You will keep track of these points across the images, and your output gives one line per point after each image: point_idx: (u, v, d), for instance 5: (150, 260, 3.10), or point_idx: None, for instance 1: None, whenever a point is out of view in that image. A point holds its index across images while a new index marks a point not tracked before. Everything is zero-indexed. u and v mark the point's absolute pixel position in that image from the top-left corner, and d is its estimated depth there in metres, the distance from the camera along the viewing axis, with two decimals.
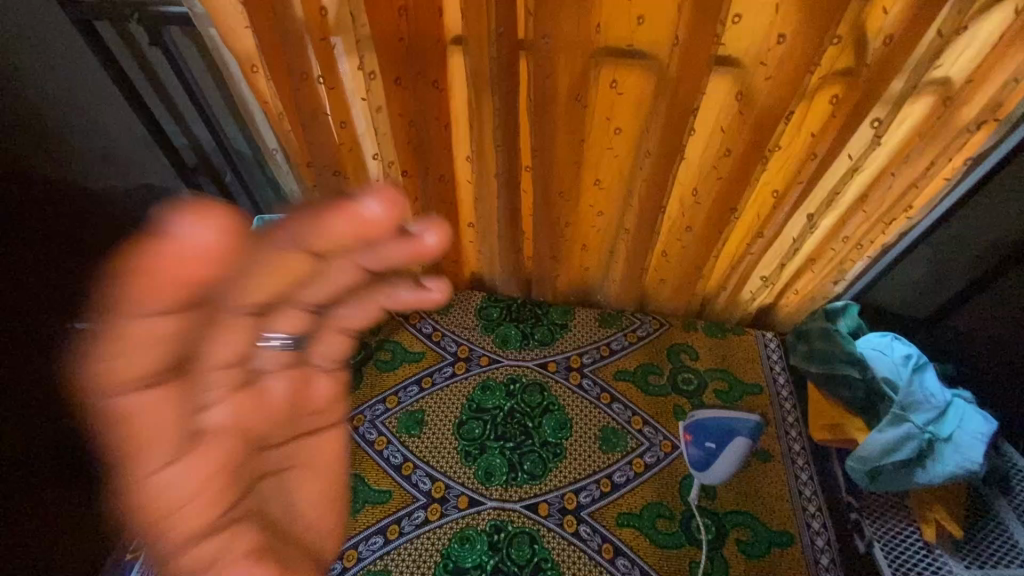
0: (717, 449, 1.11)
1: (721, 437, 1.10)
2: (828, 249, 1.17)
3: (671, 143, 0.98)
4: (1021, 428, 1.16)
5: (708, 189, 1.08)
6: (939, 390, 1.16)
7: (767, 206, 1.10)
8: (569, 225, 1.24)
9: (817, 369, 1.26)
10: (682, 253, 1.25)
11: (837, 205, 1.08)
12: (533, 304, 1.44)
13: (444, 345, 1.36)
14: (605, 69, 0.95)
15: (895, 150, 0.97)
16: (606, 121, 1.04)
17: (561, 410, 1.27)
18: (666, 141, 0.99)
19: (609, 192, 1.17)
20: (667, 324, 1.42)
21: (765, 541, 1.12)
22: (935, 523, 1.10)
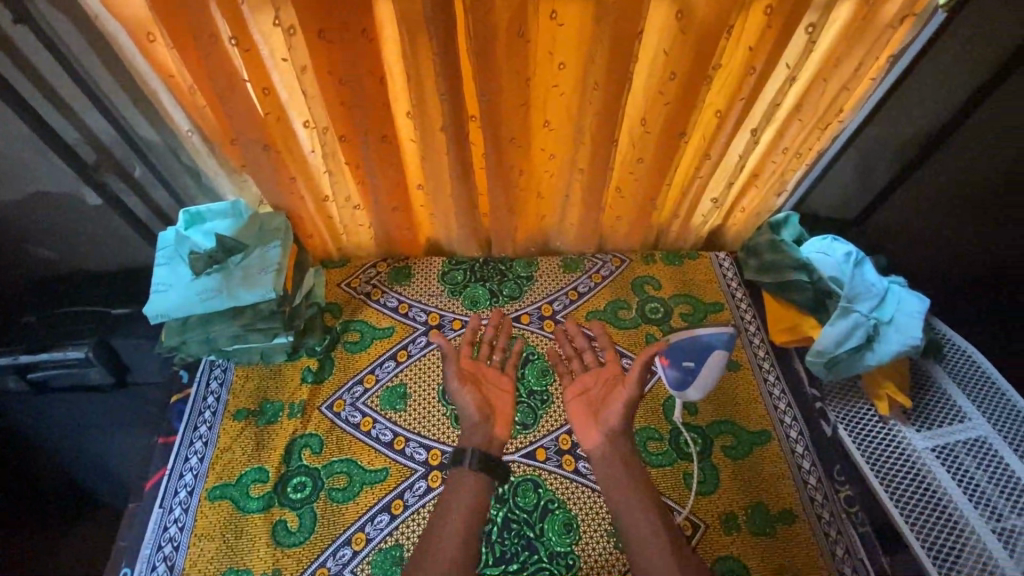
0: (696, 365, 1.16)
1: (699, 354, 1.16)
2: (768, 164, 1.23)
3: (619, 70, 0.96)
4: (947, 302, 1.31)
5: (656, 117, 1.08)
6: (877, 280, 1.27)
7: (711, 129, 1.13)
8: (523, 172, 1.22)
9: (770, 280, 1.35)
10: (637, 187, 1.26)
11: (777, 118, 1.12)
12: (496, 261, 1.42)
13: (413, 315, 1.32)
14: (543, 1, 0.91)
15: (825, 55, 1.01)
16: (549, 58, 1.00)
17: (541, 357, 1.28)
18: (612, 71, 0.97)
19: (559, 134, 1.15)
20: (628, 260, 1.45)
21: (747, 443, 1.20)
22: (886, 397, 1.23)
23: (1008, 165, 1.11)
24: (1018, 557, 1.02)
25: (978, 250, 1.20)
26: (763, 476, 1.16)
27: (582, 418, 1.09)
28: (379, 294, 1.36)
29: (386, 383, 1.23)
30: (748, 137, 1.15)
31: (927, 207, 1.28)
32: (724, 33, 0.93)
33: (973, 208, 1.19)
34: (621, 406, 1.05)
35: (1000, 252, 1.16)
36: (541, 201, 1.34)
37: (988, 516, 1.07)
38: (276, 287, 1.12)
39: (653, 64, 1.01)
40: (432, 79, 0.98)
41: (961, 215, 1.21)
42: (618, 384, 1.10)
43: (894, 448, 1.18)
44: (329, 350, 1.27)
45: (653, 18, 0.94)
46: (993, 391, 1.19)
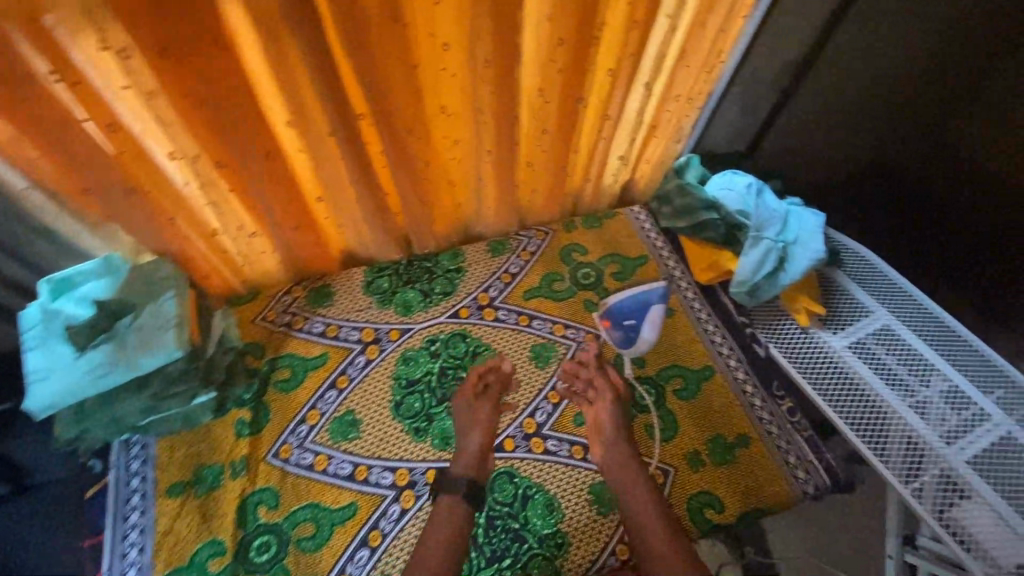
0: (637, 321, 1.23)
1: (638, 310, 1.23)
2: (665, 114, 1.26)
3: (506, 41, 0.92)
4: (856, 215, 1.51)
5: (553, 85, 1.06)
6: (779, 205, 1.35)
7: (610, 90, 1.12)
8: (428, 163, 1.15)
9: (685, 223, 1.40)
10: (545, 158, 1.25)
11: (666, 70, 1.14)
12: (420, 261, 1.37)
13: (345, 335, 1.24)
14: None
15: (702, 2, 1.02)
16: (430, 38, 0.91)
17: (488, 348, 1.25)
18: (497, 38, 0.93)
19: (460, 119, 1.08)
20: (550, 231, 1.46)
21: (695, 381, 1.25)
22: (804, 310, 1.33)
23: (889, 85, 1.25)
24: (933, 423, 1.19)
25: (894, 178, 1.39)
26: (715, 409, 1.21)
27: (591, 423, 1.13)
28: (302, 321, 1.26)
29: (332, 414, 1.15)
30: (643, 92, 1.16)
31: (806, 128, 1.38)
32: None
33: (888, 142, 1.36)
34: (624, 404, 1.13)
35: (911, 173, 1.36)
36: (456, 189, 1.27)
37: (902, 393, 1.23)
38: (180, 344, 0.99)
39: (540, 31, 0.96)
40: (306, 81, 0.87)
41: (877, 150, 1.38)
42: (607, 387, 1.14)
43: (820, 352, 1.30)
44: (261, 396, 1.16)
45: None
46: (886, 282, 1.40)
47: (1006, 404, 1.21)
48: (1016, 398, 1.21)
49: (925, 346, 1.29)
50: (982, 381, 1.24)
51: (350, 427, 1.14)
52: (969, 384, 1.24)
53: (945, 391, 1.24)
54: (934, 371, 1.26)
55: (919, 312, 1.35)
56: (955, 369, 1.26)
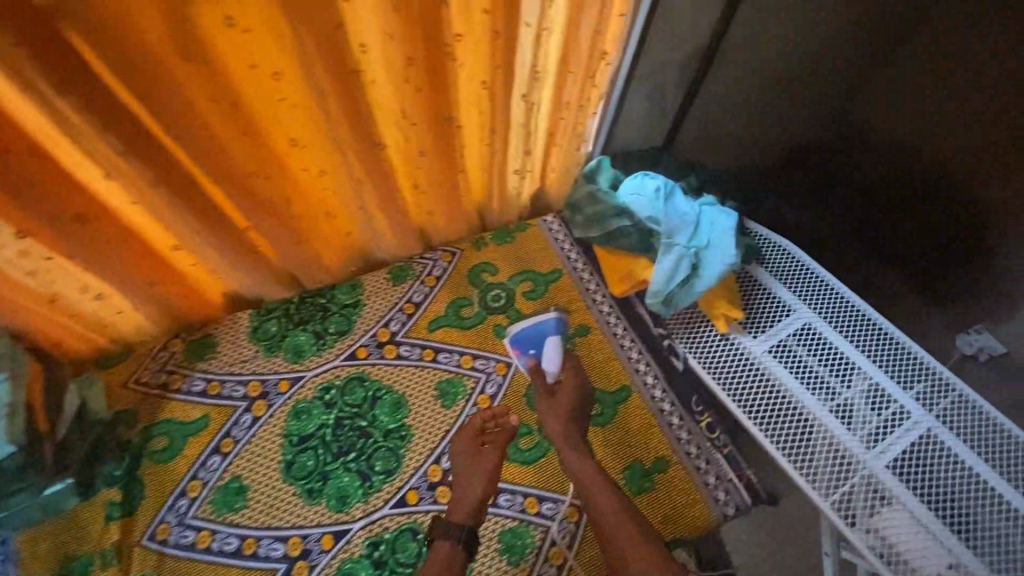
0: (539, 353, 1.17)
1: (538, 341, 1.17)
2: (559, 121, 1.16)
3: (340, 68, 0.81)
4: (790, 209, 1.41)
5: (415, 106, 0.94)
6: (688, 206, 1.29)
7: (490, 103, 1.01)
8: (295, 199, 1.03)
9: (595, 233, 1.33)
10: (432, 179, 1.14)
11: (547, 78, 1.03)
12: (313, 297, 1.26)
13: (229, 392, 1.14)
14: (208, 6, 0.68)
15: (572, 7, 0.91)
16: (253, 70, 0.78)
17: (389, 390, 1.16)
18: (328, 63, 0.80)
19: (316, 151, 0.96)
20: (458, 251, 1.35)
21: (611, 405, 1.18)
22: (723, 316, 1.27)
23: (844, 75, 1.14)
24: (854, 428, 1.15)
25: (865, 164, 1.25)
26: (631, 433, 1.15)
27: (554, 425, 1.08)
28: (181, 380, 1.15)
29: (215, 483, 1.06)
30: (526, 103, 1.05)
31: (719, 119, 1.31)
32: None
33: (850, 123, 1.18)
34: (570, 389, 1.12)
35: None
36: (341, 219, 1.15)
37: (822, 398, 1.19)
38: (12, 438, 0.89)
39: (383, 51, 0.83)
40: (98, 135, 0.74)
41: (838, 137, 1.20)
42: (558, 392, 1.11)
43: (738, 359, 1.25)
44: (135, 471, 1.07)
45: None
46: (807, 277, 1.35)
47: (926, 399, 1.18)
48: (936, 392, 1.18)
49: (846, 344, 1.25)
50: (903, 376, 1.21)
51: (236, 495, 1.05)
52: (890, 380, 1.20)
53: (867, 390, 1.20)
54: (856, 371, 1.22)
55: (840, 306, 1.30)
56: (876, 365, 1.22)
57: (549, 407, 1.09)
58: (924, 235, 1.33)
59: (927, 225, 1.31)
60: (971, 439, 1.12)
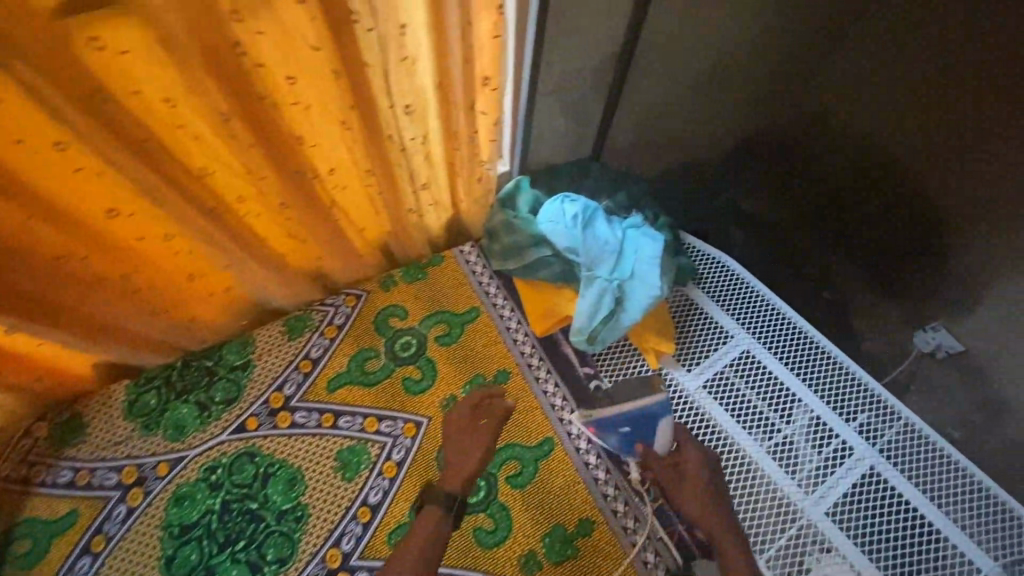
0: (642, 432, 1.06)
1: (639, 422, 1.06)
2: (452, 151, 1.02)
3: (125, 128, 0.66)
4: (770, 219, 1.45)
5: (255, 159, 0.80)
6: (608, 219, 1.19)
7: (360, 143, 0.87)
8: (139, 270, 0.89)
9: (513, 265, 1.21)
10: (308, 228, 1.00)
11: (424, 110, 0.90)
12: (197, 361, 1.12)
13: (100, 482, 1.02)
14: None
15: (431, 34, 0.77)
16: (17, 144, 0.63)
17: (282, 466, 1.04)
18: (120, 127, 0.67)
19: (147, 217, 0.81)
20: (363, 293, 1.22)
21: (532, 463, 1.08)
22: (653, 351, 1.18)
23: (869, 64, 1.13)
24: (793, 470, 1.06)
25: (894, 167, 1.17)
26: (553, 493, 1.05)
27: (684, 493, 1.00)
28: (47, 470, 1.03)
29: None
30: (405, 138, 0.92)
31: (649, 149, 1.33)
32: (250, 36, 0.65)
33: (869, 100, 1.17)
34: (696, 466, 1.00)
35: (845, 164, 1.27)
36: (211, 277, 1.01)
37: (759, 437, 1.09)
38: None
39: (196, 104, 0.69)
40: None
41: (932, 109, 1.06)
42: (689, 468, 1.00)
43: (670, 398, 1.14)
44: None
45: (128, 49, 0.60)
46: (746, 297, 1.23)
47: (869, 429, 1.09)
48: (880, 421, 1.09)
49: (787, 372, 1.14)
50: (846, 405, 1.11)
51: None
52: (831, 412, 1.11)
53: (808, 425, 1.10)
54: (797, 402, 1.12)
55: (782, 327, 1.19)
56: (818, 394, 1.12)
57: (684, 495, 1.00)
58: (883, 248, 1.30)
59: (886, 242, 1.29)
60: (915, 472, 1.04)
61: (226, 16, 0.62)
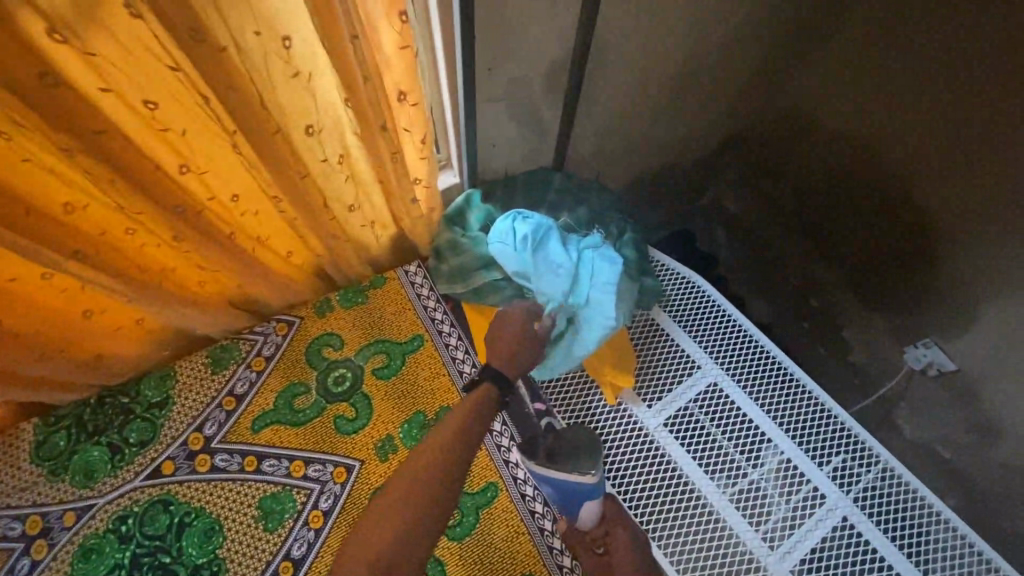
0: (568, 507, 1.02)
1: (563, 497, 1.02)
2: (382, 170, 0.91)
3: None
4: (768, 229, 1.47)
5: (128, 192, 0.70)
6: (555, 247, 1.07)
7: (261, 166, 0.77)
8: (15, 313, 0.79)
9: (462, 290, 1.10)
10: (217, 257, 0.89)
11: (336, 127, 0.79)
12: (112, 397, 1.04)
13: (1, 532, 0.94)
14: None
15: (326, 45, 0.66)
16: None
17: (200, 514, 0.96)
18: None
19: (9, 259, 0.71)
20: (297, 319, 1.13)
21: (472, 511, 1.04)
22: (612, 385, 1.07)
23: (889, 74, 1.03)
24: (757, 522, 0.96)
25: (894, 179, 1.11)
26: (492, 544, 1.02)
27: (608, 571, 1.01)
28: None
29: None
30: (317, 159, 0.81)
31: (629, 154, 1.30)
32: (83, 59, 0.54)
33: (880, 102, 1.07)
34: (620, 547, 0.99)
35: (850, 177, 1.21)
36: (113, 311, 0.91)
37: (723, 483, 0.99)
38: None
39: (36, 137, 0.58)
40: None
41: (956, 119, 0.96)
42: (612, 543, 1.00)
43: (627, 437, 1.03)
44: None
45: None
46: (716, 321, 1.13)
47: (844, 474, 0.99)
48: (856, 465, 1.00)
49: (755, 409, 1.04)
50: (819, 447, 1.01)
51: None
52: (803, 454, 1.01)
53: (777, 469, 1.00)
54: (766, 443, 1.02)
55: (752, 357, 1.09)
56: (789, 435, 1.02)
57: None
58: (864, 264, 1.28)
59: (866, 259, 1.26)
60: (893, 524, 0.95)
61: (41, 37, 0.50)
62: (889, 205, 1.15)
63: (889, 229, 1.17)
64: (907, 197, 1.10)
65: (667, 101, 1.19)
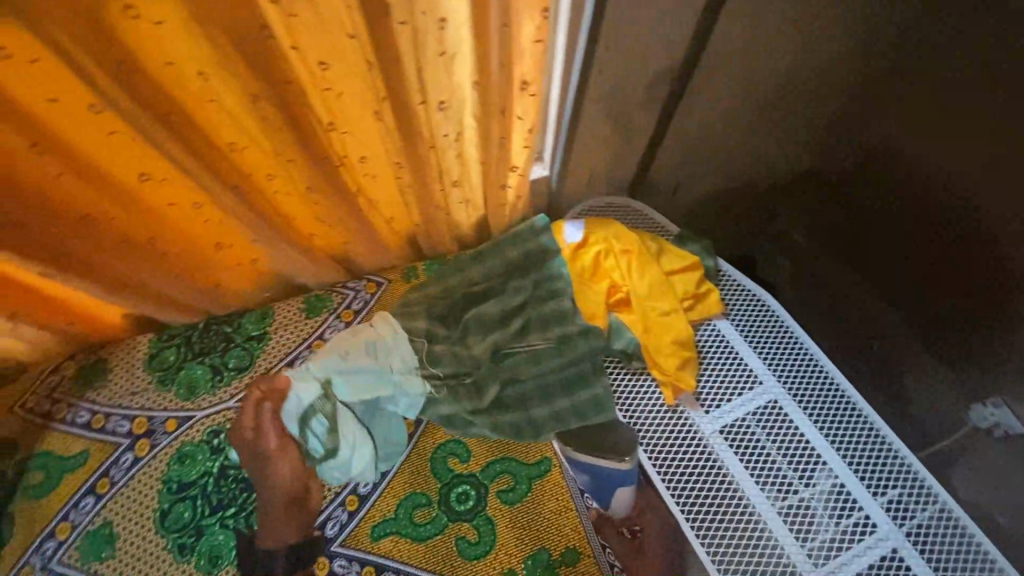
0: (601, 493, 1.08)
1: (596, 484, 1.07)
2: (489, 153, 1.00)
3: (156, 95, 0.68)
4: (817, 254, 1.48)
5: (282, 139, 0.80)
6: (362, 339, 1.07)
7: (393, 132, 0.87)
8: (168, 235, 0.92)
9: (527, 284, 1.16)
10: (335, 211, 1.00)
11: (461, 107, 0.87)
12: (218, 324, 1.15)
13: (113, 427, 1.06)
14: None
15: (473, 30, 0.74)
16: (56, 105, 0.65)
17: None
18: (150, 92, 0.67)
19: (178, 183, 0.83)
20: (385, 281, 1.22)
21: (525, 481, 1.09)
22: (672, 385, 1.09)
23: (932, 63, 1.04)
24: (803, 538, 0.97)
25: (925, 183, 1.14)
26: (541, 514, 1.06)
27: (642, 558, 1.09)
28: (66, 408, 1.08)
29: (85, 527, 1.00)
30: (438, 134, 0.90)
31: (710, 169, 1.34)
32: (283, 18, 0.64)
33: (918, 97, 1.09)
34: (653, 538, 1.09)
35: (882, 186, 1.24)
36: (237, 249, 1.03)
37: (773, 496, 1.00)
38: None
39: (228, 81, 0.69)
40: None
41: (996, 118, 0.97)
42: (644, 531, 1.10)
43: (682, 437, 1.06)
44: (6, 507, 1.01)
45: (160, 20, 0.60)
46: (783, 341, 1.14)
47: (899, 508, 0.99)
48: (911, 501, 0.99)
49: (813, 431, 1.06)
50: (875, 477, 1.02)
51: (102, 540, 0.99)
52: (858, 482, 1.01)
53: (829, 492, 1.01)
54: (821, 465, 1.03)
55: (815, 381, 1.10)
56: (845, 461, 1.03)
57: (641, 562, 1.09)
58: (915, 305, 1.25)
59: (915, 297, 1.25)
60: (945, 565, 0.94)
61: None
62: (921, 212, 1.18)
63: (926, 237, 1.18)
64: (950, 205, 1.11)
65: (755, 122, 1.23)
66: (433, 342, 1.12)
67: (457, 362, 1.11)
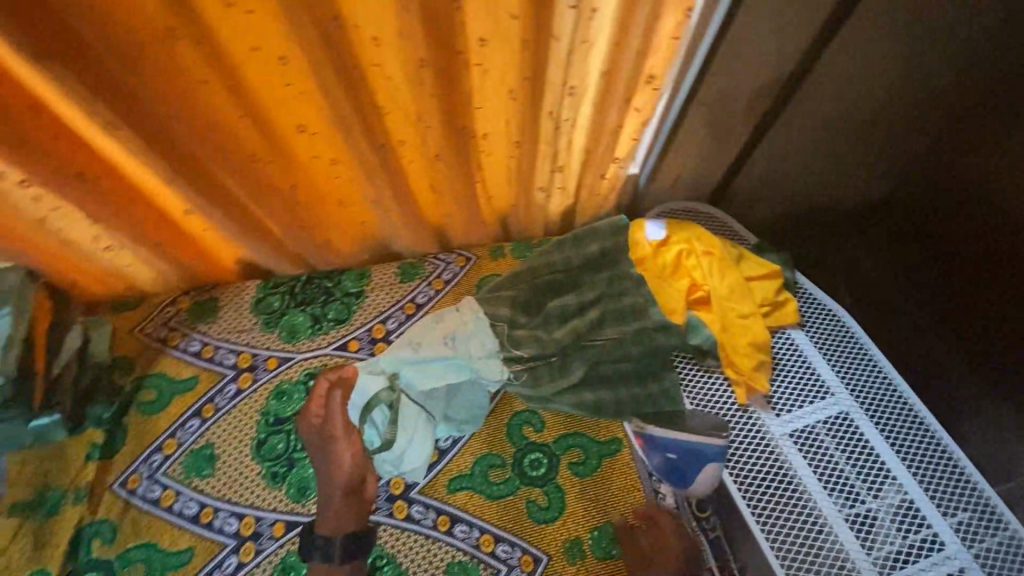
0: (687, 466, 1.07)
1: (686, 455, 1.07)
2: (598, 143, 1.06)
3: (336, 54, 0.77)
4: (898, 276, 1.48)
5: (427, 108, 0.88)
6: (444, 330, 1.14)
7: (521, 113, 0.94)
8: (303, 186, 1.01)
9: (605, 274, 1.20)
10: (448, 183, 1.08)
11: (586, 94, 0.94)
12: (318, 279, 1.24)
13: (220, 359, 1.16)
14: None
15: (617, 22, 0.81)
16: (257, 53, 0.75)
17: None
18: (333, 51, 0.76)
19: (326, 138, 0.92)
20: (474, 257, 1.29)
21: (595, 456, 1.15)
22: (744, 385, 1.12)
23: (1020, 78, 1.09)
24: (868, 547, 0.98)
25: None
26: (609, 489, 1.13)
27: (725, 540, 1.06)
28: (179, 337, 1.18)
29: (190, 445, 1.09)
30: (560, 118, 0.97)
31: None
32: None
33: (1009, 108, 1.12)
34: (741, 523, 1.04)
35: None
36: (353, 209, 1.11)
37: (840, 503, 1.02)
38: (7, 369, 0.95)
39: (398, 47, 0.78)
40: (92, 104, 0.74)
41: None
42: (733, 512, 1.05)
43: (751, 436, 1.08)
44: (122, 418, 1.11)
45: None
46: (858, 357, 1.16)
47: (968, 531, 0.99)
48: (982, 526, 0.99)
49: (884, 445, 1.07)
50: (945, 498, 1.02)
51: (205, 459, 1.08)
52: (927, 501, 1.02)
53: (897, 506, 1.02)
54: (890, 480, 1.04)
55: (887, 397, 1.12)
56: (916, 479, 1.04)
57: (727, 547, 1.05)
58: None
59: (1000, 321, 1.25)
60: None
61: None
62: None
63: None
64: None
65: None
66: (514, 327, 1.17)
67: (539, 345, 1.15)
